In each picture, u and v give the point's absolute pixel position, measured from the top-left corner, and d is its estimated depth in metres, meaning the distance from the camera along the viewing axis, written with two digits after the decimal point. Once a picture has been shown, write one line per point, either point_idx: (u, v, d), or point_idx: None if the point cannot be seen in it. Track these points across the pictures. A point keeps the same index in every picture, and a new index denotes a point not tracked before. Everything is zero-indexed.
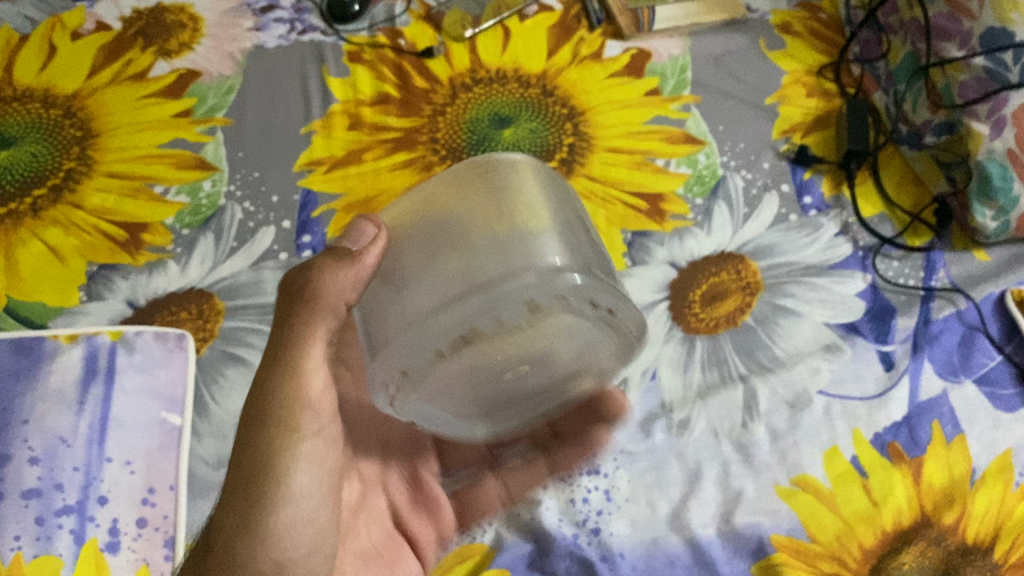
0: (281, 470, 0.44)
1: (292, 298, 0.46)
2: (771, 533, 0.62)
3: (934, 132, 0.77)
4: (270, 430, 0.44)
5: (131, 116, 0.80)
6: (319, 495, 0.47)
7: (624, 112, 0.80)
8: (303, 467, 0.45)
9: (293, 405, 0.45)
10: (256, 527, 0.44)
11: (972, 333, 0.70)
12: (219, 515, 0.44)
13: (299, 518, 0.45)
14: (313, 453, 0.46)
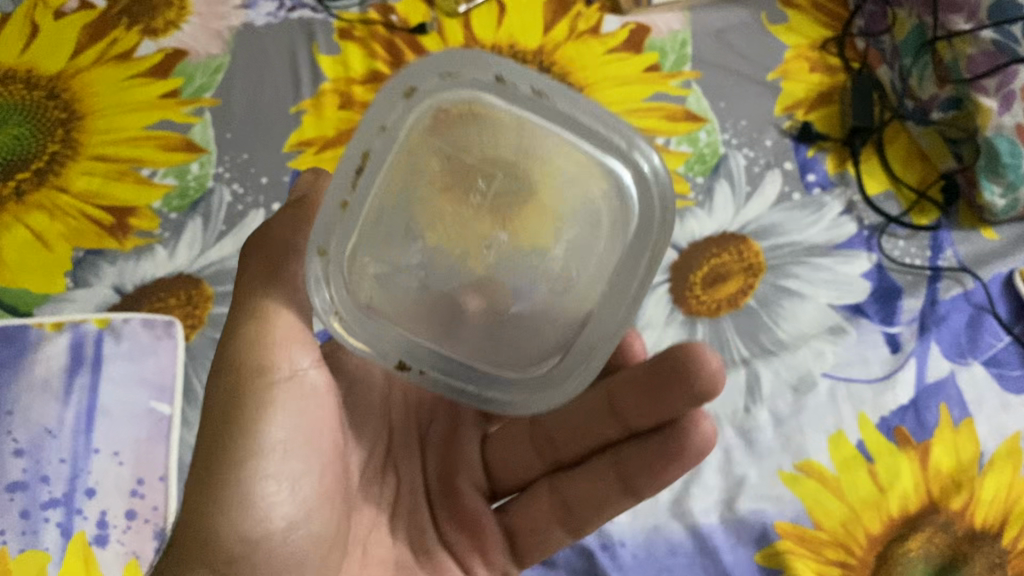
0: (246, 420, 0.43)
1: (257, 258, 0.47)
2: (775, 520, 0.61)
3: (940, 108, 0.75)
4: (228, 379, 0.44)
5: (116, 97, 0.77)
6: (302, 447, 0.45)
7: (623, 90, 0.78)
8: (279, 415, 0.44)
9: (258, 347, 0.44)
10: (224, 492, 0.42)
11: (980, 313, 0.68)
12: (191, 485, 0.43)
13: (277, 474, 0.43)
14: (291, 398, 0.44)
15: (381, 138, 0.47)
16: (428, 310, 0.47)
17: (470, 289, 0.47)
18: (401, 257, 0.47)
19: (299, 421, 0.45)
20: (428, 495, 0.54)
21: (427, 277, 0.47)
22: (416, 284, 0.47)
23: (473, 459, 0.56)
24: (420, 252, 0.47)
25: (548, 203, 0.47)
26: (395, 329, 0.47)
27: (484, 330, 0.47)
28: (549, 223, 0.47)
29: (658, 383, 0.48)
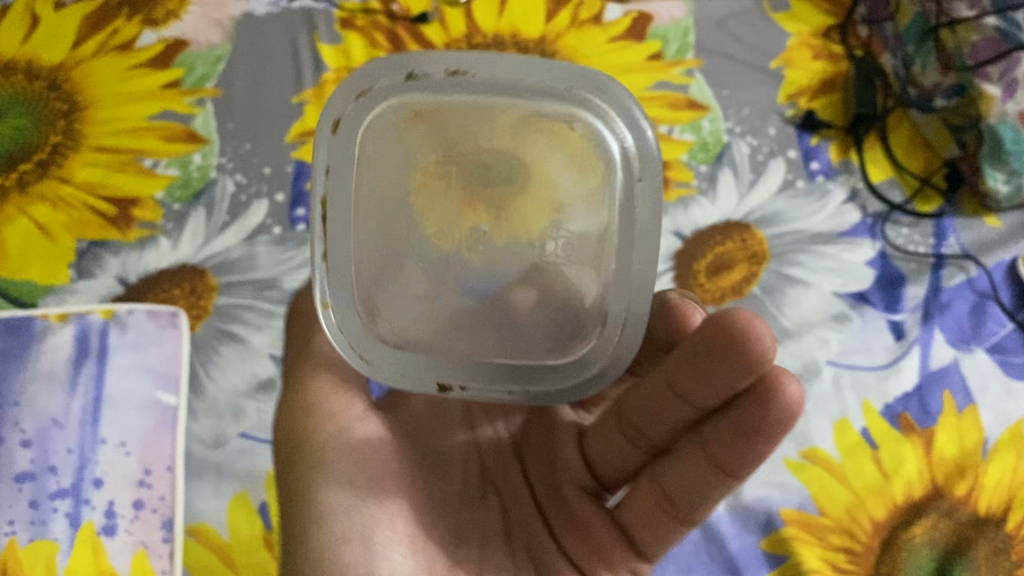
0: (302, 503, 0.46)
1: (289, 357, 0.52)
2: (780, 507, 0.61)
3: (942, 95, 0.74)
4: (284, 480, 0.49)
5: (117, 87, 0.77)
6: (367, 496, 0.46)
7: (626, 78, 0.78)
8: (331, 480, 0.46)
9: (298, 434, 0.48)
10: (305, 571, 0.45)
11: (983, 301, 0.69)
12: None
13: (345, 532, 0.45)
14: (339, 458, 0.47)
15: (330, 179, 0.45)
16: (454, 307, 0.47)
17: (518, 285, 0.46)
18: (409, 277, 0.47)
19: (344, 468, 0.47)
20: (542, 509, 0.51)
21: (437, 278, 0.46)
22: (432, 288, 0.47)
23: (572, 460, 0.51)
24: (424, 260, 0.46)
25: (538, 185, 0.45)
26: (428, 351, 0.47)
27: (527, 327, 0.47)
28: (544, 206, 0.45)
29: (700, 356, 0.43)
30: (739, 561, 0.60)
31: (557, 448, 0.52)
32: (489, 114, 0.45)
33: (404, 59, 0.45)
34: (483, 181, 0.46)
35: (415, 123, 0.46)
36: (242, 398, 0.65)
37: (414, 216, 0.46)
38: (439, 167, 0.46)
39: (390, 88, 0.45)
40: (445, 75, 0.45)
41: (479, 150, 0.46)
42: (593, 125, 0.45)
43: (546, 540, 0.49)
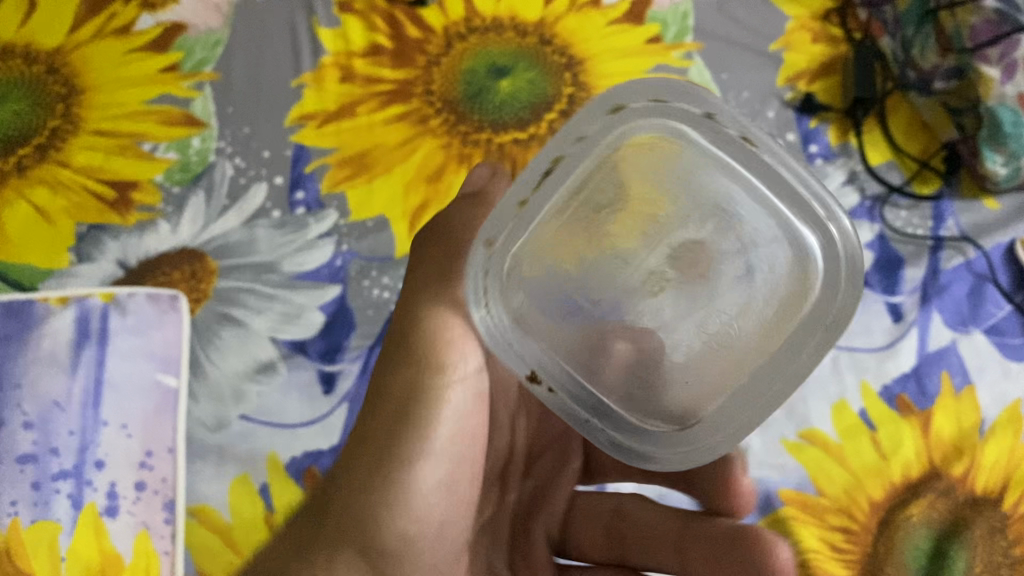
0: (419, 423, 0.47)
1: (437, 241, 0.50)
2: (778, 488, 0.62)
3: (942, 78, 0.73)
4: (402, 368, 0.48)
5: (116, 72, 0.77)
6: (455, 462, 0.49)
7: (625, 62, 0.78)
8: (446, 418, 0.47)
9: (433, 346, 0.47)
10: (393, 483, 0.46)
11: (981, 283, 0.69)
12: (347, 474, 0.47)
13: (432, 482, 0.47)
14: (459, 404, 0.48)
15: (522, 211, 0.47)
16: (568, 338, 0.46)
17: (618, 332, 0.45)
18: (536, 279, 0.46)
19: (414, 302, 0.49)
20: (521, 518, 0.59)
21: (558, 314, 0.46)
22: (556, 320, 0.46)
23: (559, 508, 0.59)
24: (553, 276, 0.46)
25: (650, 209, 0.46)
26: (541, 365, 0.46)
27: (619, 376, 0.45)
28: (647, 222, 0.46)
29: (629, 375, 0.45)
30: None
31: (552, 492, 0.60)
32: (664, 153, 0.47)
33: (637, 87, 0.47)
34: (601, 208, 0.47)
35: (590, 148, 0.47)
36: (243, 381, 0.65)
37: (555, 235, 0.46)
38: (583, 196, 0.47)
39: (585, 129, 0.47)
40: (608, 109, 0.47)
41: (625, 180, 0.46)
42: (734, 176, 0.46)
43: (518, 540, 0.58)
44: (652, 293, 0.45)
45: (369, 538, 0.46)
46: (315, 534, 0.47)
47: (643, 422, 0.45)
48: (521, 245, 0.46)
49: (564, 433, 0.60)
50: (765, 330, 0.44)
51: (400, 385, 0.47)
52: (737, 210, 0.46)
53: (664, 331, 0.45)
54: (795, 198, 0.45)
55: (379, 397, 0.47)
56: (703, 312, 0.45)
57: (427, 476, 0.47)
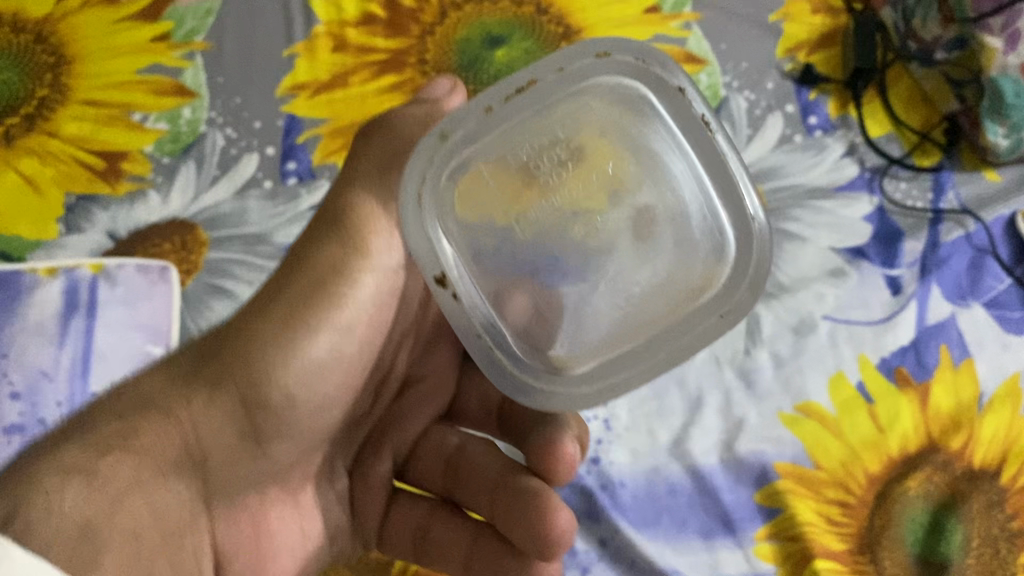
0: (329, 296, 0.47)
1: (370, 136, 0.51)
2: (775, 461, 0.61)
3: (943, 48, 0.73)
4: (324, 236, 0.48)
5: (106, 40, 0.75)
6: (349, 350, 0.48)
7: (622, 31, 0.77)
8: (354, 303, 0.48)
9: (361, 225, 0.48)
10: (290, 344, 0.45)
11: (981, 256, 0.68)
12: (249, 325, 0.46)
13: (323, 357, 0.47)
14: (371, 291, 0.48)
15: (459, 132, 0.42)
16: (484, 262, 0.41)
17: (531, 281, 0.41)
18: (477, 204, 0.42)
19: (348, 186, 0.49)
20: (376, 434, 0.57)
21: (481, 248, 0.41)
22: (475, 254, 0.41)
23: (415, 428, 0.57)
24: (484, 206, 0.42)
25: (594, 155, 0.42)
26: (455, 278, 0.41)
27: (523, 312, 0.41)
28: (594, 174, 0.41)
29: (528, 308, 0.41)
30: (733, 514, 0.60)
31: (411, 413, 0.57)
32: (626, 120, 0.43)
33: (632, 44, 0.43)
34: (547, 151, 0.42)
35: (563, 83, 0.43)
36: None
37: (496, 165, 0.42)
38: (537, 133, 0.42)
39: (568, 64, 0.43)
40: (593, 57, 0.43)
41: (581, 128, 0.42)
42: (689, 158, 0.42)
43: (369, 460, 0.56)
44: (583, 257, 0.41)
45: (253, 386, 0.45)
46: (201, 372, 0.45)
47: (536, 361, 0.41)
48: (462, 159, 0.42)
49: (446, 367, 0.59)
50: (674, 309, 0.40)
51: (320, 254, 0.47)
52: (681, 189, 0.42)
53: (582, 299, 0.41)
54: (737, 202, 0.41)
55: (300, 263, 0.47)
56: (621, 280, 0.41)
57: (323, 345, 0.46)
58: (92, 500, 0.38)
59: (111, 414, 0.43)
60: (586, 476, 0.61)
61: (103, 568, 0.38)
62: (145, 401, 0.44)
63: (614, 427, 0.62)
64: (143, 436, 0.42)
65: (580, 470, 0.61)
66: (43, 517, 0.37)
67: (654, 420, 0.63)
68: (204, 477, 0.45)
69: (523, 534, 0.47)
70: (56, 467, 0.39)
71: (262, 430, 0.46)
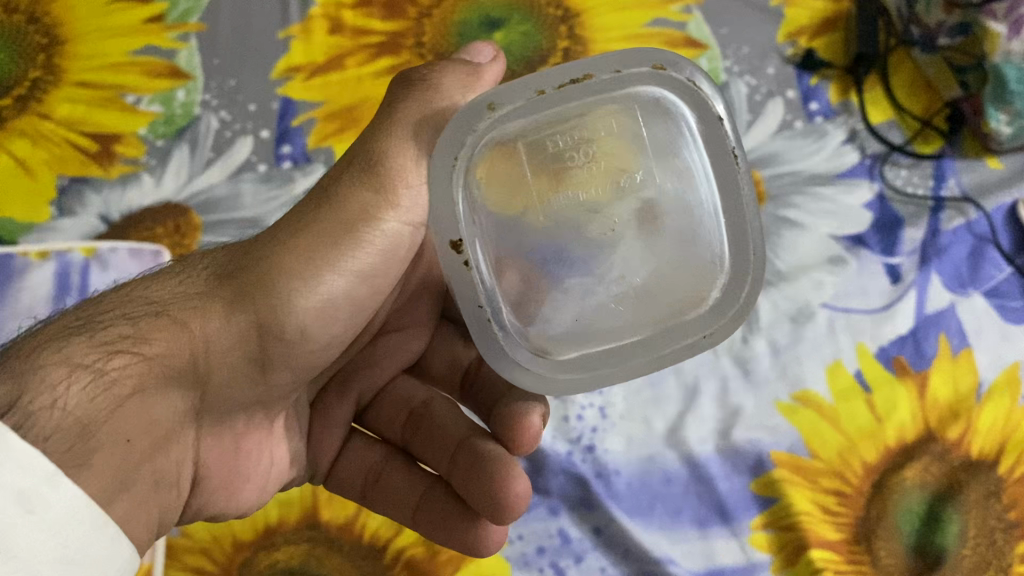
0: (350, 241, 0.44)
1: (407, 85, 0.45)
2: (771, 450, 0.60)
3: (947, 33, 0.71)
4: (360, 170, 0.44)
5: (99, 20, 0.74)
6: (358, 296, 0.46)
7: (623, 15, 0.76)
8: (373, 247, 0.45)
9: (391, 174, 0.43)
10: (309, 278, 0.43)
11: (981, 244, 0.67)
12: (273, 248, 0.43)
13: (334, 295, 0.45)
14: (391, 240, 0.45)
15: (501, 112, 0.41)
16: (488, 241, 0.41)
17: (529, 262, 0.42)
18: (499, 188, 0.42)
19: (381, 126, 0.44)
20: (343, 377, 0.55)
21: (492, 233, 0.41)
22: (486, 233, 0.41)
23: (384, 376, 0.56)
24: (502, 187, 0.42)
25: (617, 155, 0.42)
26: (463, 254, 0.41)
27: (516, 285, 0.42)
28: (617, 174, 0.42)
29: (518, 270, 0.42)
30: (728, 502, 0.59)
31: (382, 360, 0.56)
32: (660, 130, 0.42)
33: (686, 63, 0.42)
34: (576, 146, 0.42)
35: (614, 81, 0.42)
36: None
37: (524, 150, 0.42)
38: (572, 127, 0.42)
39: (622, 68, 0.42)
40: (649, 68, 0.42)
41: (615, 130, 0.42)
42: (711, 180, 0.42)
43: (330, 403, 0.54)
44: (587, 254, 0.42)
45: (273, 313, 0.43)
46: (223, 285, 0.43)
47: (524, 336, 0.42)
48: (500, 134, 0.41)
49: (425, 324, 0.57)
50: (661, 322, 0.42)
51: (350, 192, 0.44)
52: (698, 211, 0.42)
53: (580, 292, 0.42)
54: (741, 236, 0.42)
55: (330, 198, 0.44)
56: (623, 282, 0.42)
57: (336, 282, 0.44)
58: (94, 400, 0.37)
59: (120, 314, 0.41)
60: (581, 465, 0.60)
61: (94, 465, 0.36)
62: (162, 304, 0.42)
63: (609, 415, 0.62)
64: (156, 343, 0.41)
65: (575, 457, 0.60)
66: (45, 411, 0.35)
67: (650, 407, 0.62)
68: (206, 392, 0.44)
69: (480, 494, 0.47)
70: (64, 360, 0.37)
71: (269, 358, 0.45)
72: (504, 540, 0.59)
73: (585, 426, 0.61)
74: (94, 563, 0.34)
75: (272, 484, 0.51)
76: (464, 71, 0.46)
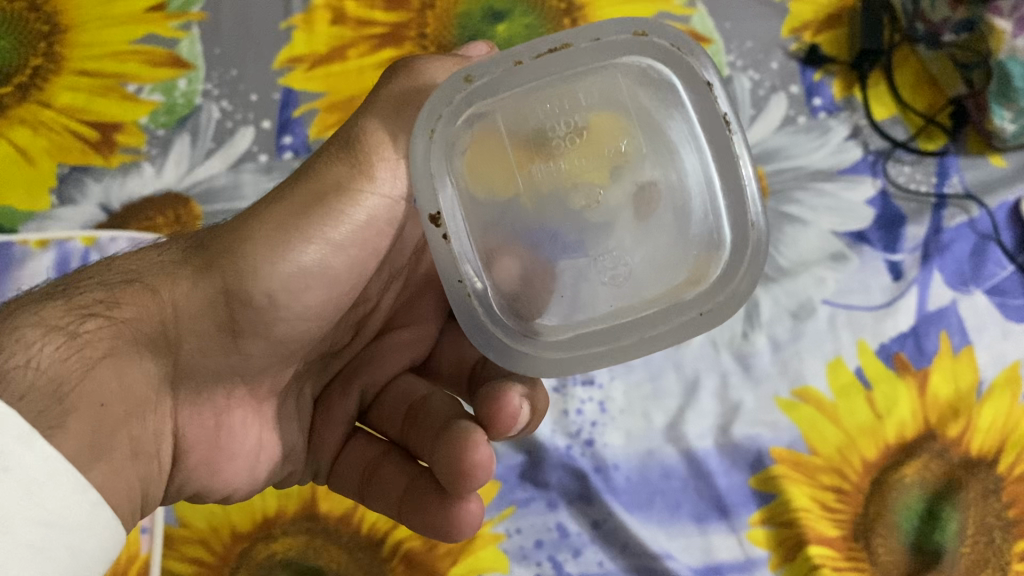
0: (326, 212, 0.43)
1: (393, 73, 0.46)
2: (771, 445, 0.60)
3: (952, 30, 0.71)
4: (335, 146, 0.44)
5: (101, 8, 0.73)
6: (339, 268, 0.45)
7: (627, 8, 0.75)
8: (351, 219, 0.44)
9: (367, 147, 0.43)
10: (279, 247, 0.43)
11: (984, 242, 0.67)
12: (243, 220, 0.43)
13: (310, 267, 0.44)
14: (372, 214, 0.44)
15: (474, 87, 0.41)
16: (477, 223, 0.41)
17: (518, 244, 0.41)
18: (483, 168, 0.41)
19: (366, 108, 0.44)
20: (346, 373, 0.56)
21: (479, 214, 0.41)
22: (475, 210, 0.41)
23: (388, 373, 0.56)
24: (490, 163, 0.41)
25: (604, 129, 0.41)
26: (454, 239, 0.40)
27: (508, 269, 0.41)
28: (605, 150, 0.41)
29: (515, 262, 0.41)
30: (727, 498, 0.59)
31: (387, 357, 0.56)
32: (646, 101, 0.42)
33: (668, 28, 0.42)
34: (560, 121, 0.41)
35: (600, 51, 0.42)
36: None
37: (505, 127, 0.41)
38: (554, 102, 0.41)
39: (603, 35, 0.41)
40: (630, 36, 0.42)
41: (601, 101, 0.41)
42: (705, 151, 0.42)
43: (332, 397, 0.55)
44: (580, 231, 0.41)
45: (238, 280, 0.43)
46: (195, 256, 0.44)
47: (516, 320, 0.41)
48: (480, 111, 0.41)
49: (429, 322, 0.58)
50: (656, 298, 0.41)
51: (326, 164, 0.43)
52: (686, 183, 0.42)
53: (576, 274, 0.41)
54: (738, 207, 0.41)
55: (306, 173, 0.44)
56: (617, 259, 0.41)
57: (311, 252, 0.43)
58: (66, 360, 0.38)
59: (98, 282, 0.42)
60: (580, 459, 0.60)
61: (69, 429, 0.36)
62: (135, 274, 0.43)
63: (609, 409, 0.62)
64: (124, 307, 0.42)
65: (574, 451, 0.60)
66: (20, 370, 0.36)
67: (650, 401, 0.62)
68: (175, 359, 0.44)
69: (447, 466, 0.45)
70: (39, 323, 0.39)
71: (240, 325, 0.45)
72: (502, 534, 0.58)
73: (585, 420, 0.61)
74: (74, 527, 0.34)
75: (261, 467, 0.50)
76: (452, 62, 0.46)
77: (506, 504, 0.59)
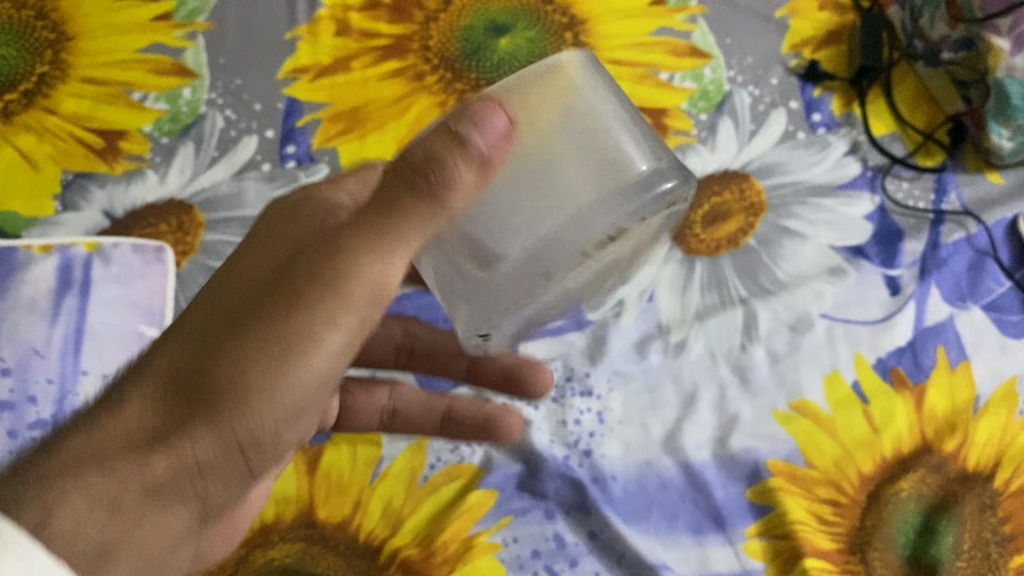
0: (320, 342, 0.38)
1: (409, 178, 0.38)
2: (768, 458, 0.61)
3: (950, 48, 0.72)
4: (323, 276, 0.38)
5: (107, 17, 0.76)
6: (330, 385, 0.41)
7: (629, 23, 0.77)
8: (345, 336, 0.39)
9: (360, 279, 0.38)
10: (283, 378, 0.38)
11: (981, 258, 0.68)
12: (230, 359, 0.37)
13: (307, 398, 0.39)
14: (359, 327, 0.39)
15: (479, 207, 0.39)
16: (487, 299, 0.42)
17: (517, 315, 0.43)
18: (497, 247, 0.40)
19: (362, 229, 0.38)
20: None
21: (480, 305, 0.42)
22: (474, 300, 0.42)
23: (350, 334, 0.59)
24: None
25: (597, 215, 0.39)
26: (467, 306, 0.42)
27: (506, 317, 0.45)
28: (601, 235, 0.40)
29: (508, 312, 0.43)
30: (725, 510, 0.59)
31: None
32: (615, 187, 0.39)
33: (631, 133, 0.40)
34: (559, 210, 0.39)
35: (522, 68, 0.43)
36: None
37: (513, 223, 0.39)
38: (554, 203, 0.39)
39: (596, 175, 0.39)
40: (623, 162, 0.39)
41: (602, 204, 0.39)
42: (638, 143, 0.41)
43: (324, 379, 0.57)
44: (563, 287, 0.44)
45: (249, 429, 0.38)
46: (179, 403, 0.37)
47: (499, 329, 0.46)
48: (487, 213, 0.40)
49: None
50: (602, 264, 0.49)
51: (324, 256, 0.38)
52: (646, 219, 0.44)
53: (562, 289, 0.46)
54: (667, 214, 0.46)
55: (291, 302, 0.37)
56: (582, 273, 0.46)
57: (317, 375, 0.38)
58: (104, 525, 0.35)
59: (88, 449, 0.36)
60: (578, 469, 0.60)
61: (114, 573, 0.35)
62: (123, 432, 0.36)
63: (608, 420, 0.62)
64: (155, 466, 0.36)
65: (572, 462, 0.61)
66: (59, 538, 0.33)
67: (648, 412, 0.62)
68: (200, 501, 0.39)
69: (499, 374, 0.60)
70: (79, 484, 0.35)
71: (247, 469, 0.40)
72: (499, 543, 0.58)
73: (583, 430, 0.62)
74: None
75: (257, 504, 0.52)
76: (464, 164, 0.37)
77: (503, 513, 0.59)
